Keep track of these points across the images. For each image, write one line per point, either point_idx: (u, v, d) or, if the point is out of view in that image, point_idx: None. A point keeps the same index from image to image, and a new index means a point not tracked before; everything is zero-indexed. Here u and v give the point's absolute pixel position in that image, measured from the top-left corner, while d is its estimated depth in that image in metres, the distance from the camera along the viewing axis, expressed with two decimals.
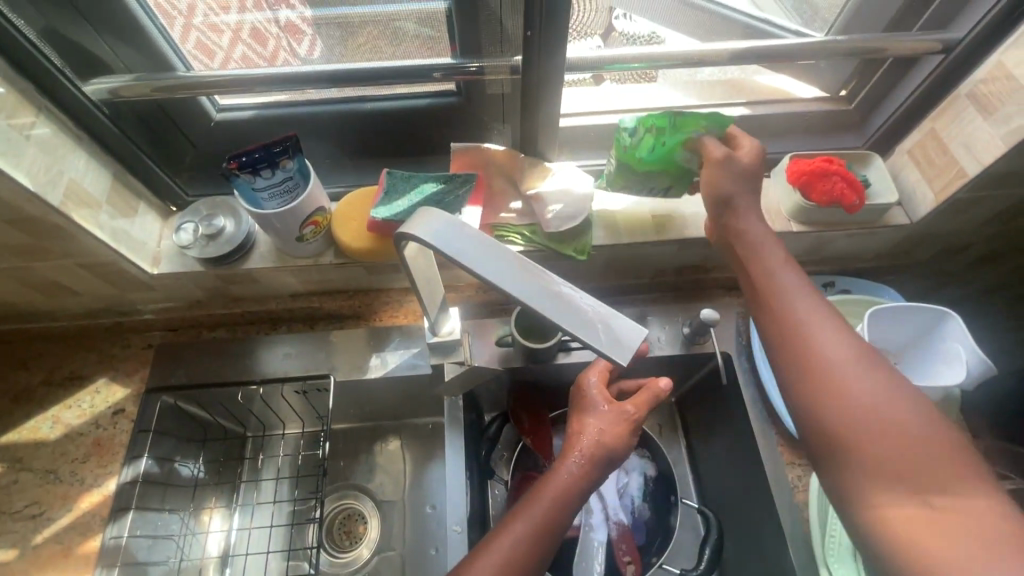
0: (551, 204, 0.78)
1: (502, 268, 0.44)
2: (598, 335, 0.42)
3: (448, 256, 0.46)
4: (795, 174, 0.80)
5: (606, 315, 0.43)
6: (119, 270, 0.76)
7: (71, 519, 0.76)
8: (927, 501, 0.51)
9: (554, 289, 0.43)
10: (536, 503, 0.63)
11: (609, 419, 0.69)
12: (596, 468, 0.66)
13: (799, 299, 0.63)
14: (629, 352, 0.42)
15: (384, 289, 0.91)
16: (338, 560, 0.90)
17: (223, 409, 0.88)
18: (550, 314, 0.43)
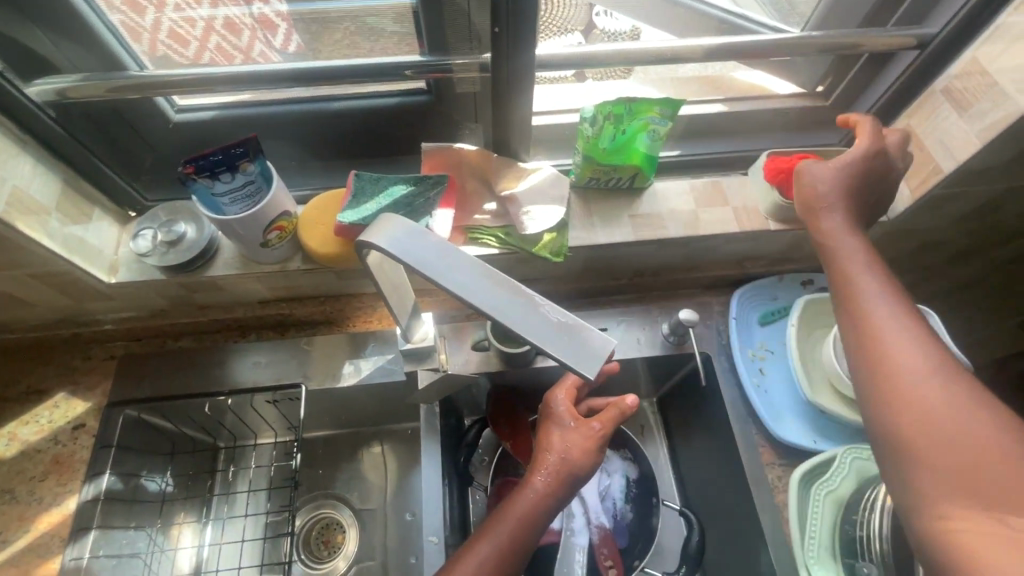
0: (525, 205, 0.77)
1: (465, 277, 0.42)
2: (568, 348, 0.40)
3: (408, 265, 0.44)
4: (773, 171, 0.79)
5: (574, 325, 0.41)
6: (74, 280, 0.72)
7: (28, 541, 0.72)
8: (1003, 518, 0.44)
9: (522, 296, 0.42)
10: (502, 523, 0.63)
11: (575, 435, 0.68)
12: (564, 486, 0.66)
13: (887, 316, 0.58)
14: (596, 366, 0.40)
15: (357, 293, 0.89)
16: (315, 572, 0.88)
17: (191, 421, 0.84)
18: (513, 325, 0.41)
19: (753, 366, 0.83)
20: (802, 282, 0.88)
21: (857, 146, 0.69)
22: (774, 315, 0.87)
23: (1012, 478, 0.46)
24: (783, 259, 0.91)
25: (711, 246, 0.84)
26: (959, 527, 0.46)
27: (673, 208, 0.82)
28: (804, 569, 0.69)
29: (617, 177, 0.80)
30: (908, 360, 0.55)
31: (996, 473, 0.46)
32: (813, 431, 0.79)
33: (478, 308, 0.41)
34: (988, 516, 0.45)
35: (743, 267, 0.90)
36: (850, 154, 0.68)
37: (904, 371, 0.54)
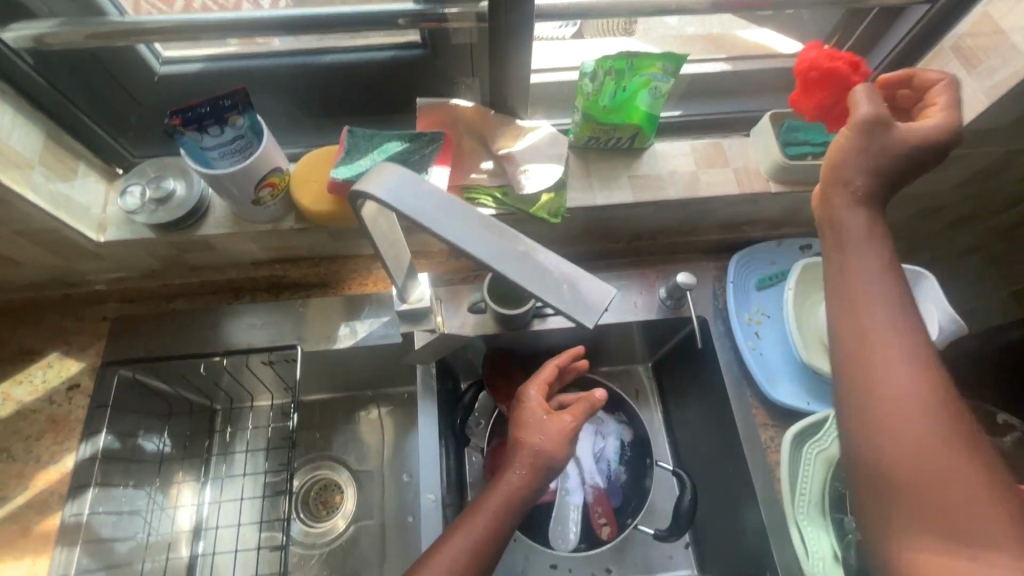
0: (523, 163, 0.75)
1: (467, 230, 0.41)
2: (569, 297, 0.40)
3: (403, 214, 0.42)
4: (806, 64, 0.63)
5: (574, 274, 0.41)
6: (62, 237, 0.71)
7: (28, 498, 0.73)
8: (960, 551, 0.45)
9: (521, 247, 0.41)
10: (478, 516, 0.62)
11: (551, 427, 0.67)
12: (542, 477, 0.65)
13: (889, 325, 0.52)
14: (596, 315, 0.40)
15: (352, 255, 0.88)
16: (314, 530, 0.89)
17: (187, 382, 0.84)
18: (515, 276, 0.40)
19: (749, 330, 0.83)
20: (800, 246, 0.88)
21: (932, 123, 0.55)
22: (772, 280, 0.87)
23: (975, 512, 0.46)
24: (783, 223, 0.90)
25: (711, 209, 0.83)
26: (915, 553, 0.47)
27: (673, 169, 0.81)
28: (795, 526, 0.69)
29: (617, 137, 0.78)
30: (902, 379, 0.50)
31: (964, 511, 0.46)
32: (807, 393, 0.79)
33: (481, 258, 0.41)
34: (945, 550, 0.46)
35: (742, 231, 0.89)
36: (916, 132, 0.55)
37: (895, 391, 0.50)
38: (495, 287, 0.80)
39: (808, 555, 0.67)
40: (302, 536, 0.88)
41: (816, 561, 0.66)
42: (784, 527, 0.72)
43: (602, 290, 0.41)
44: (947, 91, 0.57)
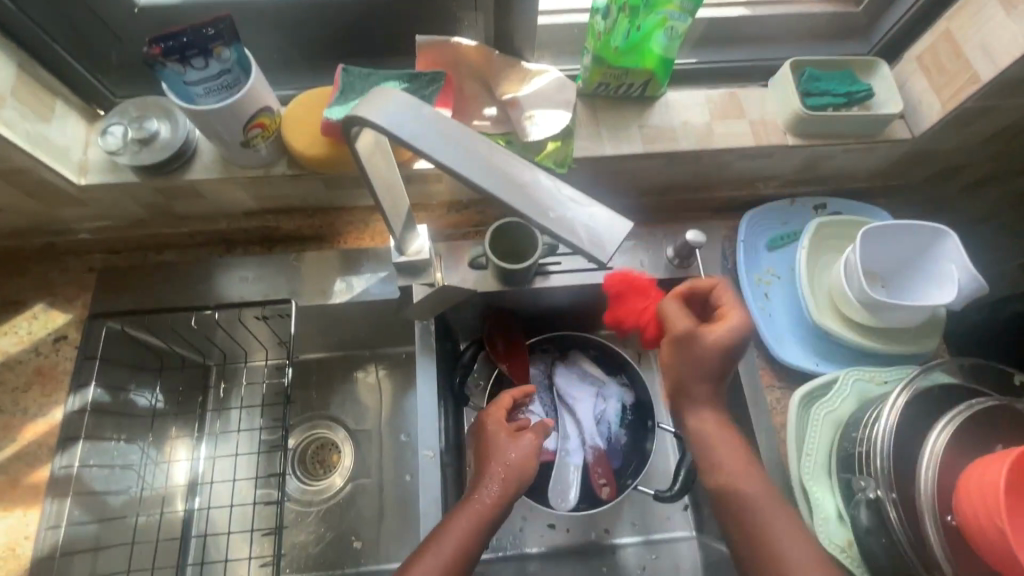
0: (528, 109, 0.71)
1: (477, 162, 0.39)
2: (585, 233, 0.37)
3: (405, 143, 0.39)
4: (619, 281, 0.78)
5: (590, 207, 0.38)
6: (39, 179, 0.67)
7: (16, 450, 0.71)
8: None
9: (531, 178, 0.39)
10: (449, 533, 0.61)
11: (517, 446, 0.68)
12: (512, 492, 0.65)
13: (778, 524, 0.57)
14: (614, 248, 0.37)
15: (347, 207, 0.84)
16: (311, 488, 0.88)
17: (179, 336, 0.82)
18: (529, 211, 0.38)
19: (758, 291, 0.80)
20: (815, 205, 0.84)
21: (728, 321, 0.62)
22: (784, 239, 0.83)
23: None
24: (798, 181, 0.86)
25: (724, 162, 0.79)
26: None
27: (686, 120, 0.77)
28: (800, 487, 0.67)
29: (628, 83, 0.74)
30: (772, 515, 0.58)
31: None
32: (816, 353, 0.77)
33: (494, 190, 0.38)
34: None
35: (756, 188, 0.86)
36: (692, 340, 0.62)
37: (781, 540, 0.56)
38: (495, 239, 0.75)
39: (813, 515, 0.66)
40: (298, 494, 0.87)
41: (819, 522, 0.65)
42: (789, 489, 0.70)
43: (621, 223, 0.38)
44: (725, 293, 0.65)
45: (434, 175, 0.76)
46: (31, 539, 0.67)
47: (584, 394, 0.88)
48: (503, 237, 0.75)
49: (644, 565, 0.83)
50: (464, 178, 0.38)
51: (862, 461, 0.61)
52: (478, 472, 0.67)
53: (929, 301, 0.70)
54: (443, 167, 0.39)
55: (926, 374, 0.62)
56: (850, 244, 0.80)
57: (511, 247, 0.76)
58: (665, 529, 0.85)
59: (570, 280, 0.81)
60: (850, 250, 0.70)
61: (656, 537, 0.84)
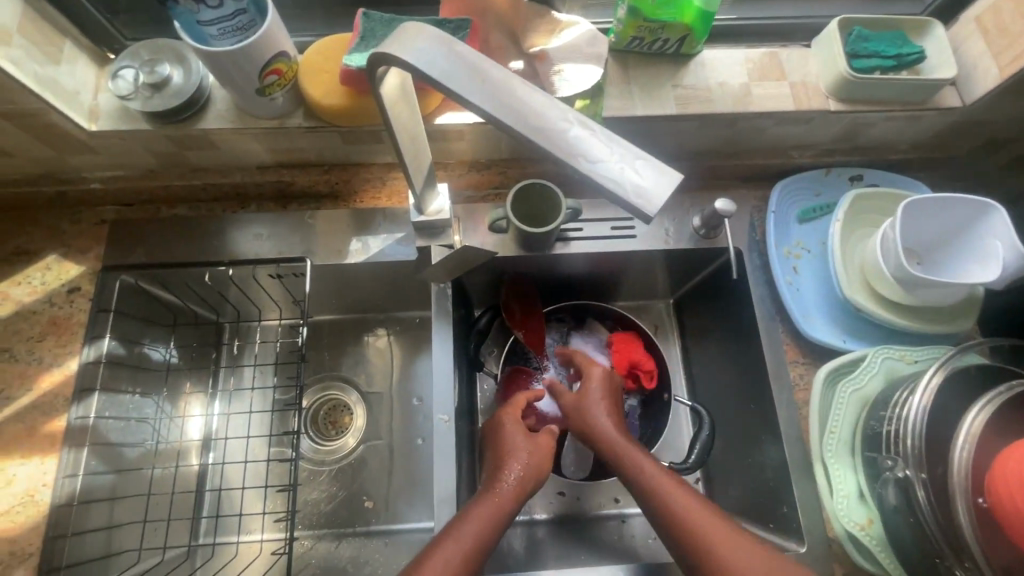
0: (558, 63, 0.67)
1: (513, 106, 0.38)
2: (630, 182, 0.36)
3: (436, 83, 0.38)
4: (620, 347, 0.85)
5: (635, 153, 0.37)
6: (49, 124, 0.65)
7: (33, 399, 0.71)
8: None
9: (570, 124, 0.37)
10: (471, 520, 0.59)
11: (537, 448, 0.68)
12: (531, 487, 0.65)
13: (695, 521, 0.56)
14: (662, 201, 0.36)
15: (364, 163, 0.81)
16: (324, 448, 0.88)
17: (191, 292, 0.80)
18: (568, 160, 0.37)
19: (787, 264, 0.77)
20: (851, 176, 0.81)
21: (592, 375, 0.74)
22: (817, 211, 0.80)
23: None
24: (834, 150, 0.82)
25: (760, 128, 0.75)
26: None
27: (723, 80, 0.73)
28: (820, 462, 0.67)
29: (663, 39, 0.70)
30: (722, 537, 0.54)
31: None
32: (843, 330, 0.75)
33: (533, 135, 0.37)
34: None
35: (789, 156, 0.82)
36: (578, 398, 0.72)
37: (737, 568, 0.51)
38: (515, 202, 0.72)
39: (833, 492, 0.64)
40: (311, 454, 0.87)
41: (840, 500, 0.64)
42: (808, 467, 0.69)
43: (668, 173, 0.37)
44: (579, 354, 0.78)
45: (455, 132, 0.73)
46: (49, 486, 0.67)
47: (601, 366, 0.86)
48: (523, 201, 0.72)
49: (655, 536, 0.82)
50: (503, 124, 0.38)
51: (891, 441, 0.60)
52: (498, 465, 0.66)
53: (968, 279, 0.67)
54: (480, 111, 0.38)
55: (964, 352, 0.60)
56: (886, 217, 0.76)
57: (530, 211, 0.73)
58: None
59: (592, 247, 0.79)
60: (889, 224, 0.67)
61: None
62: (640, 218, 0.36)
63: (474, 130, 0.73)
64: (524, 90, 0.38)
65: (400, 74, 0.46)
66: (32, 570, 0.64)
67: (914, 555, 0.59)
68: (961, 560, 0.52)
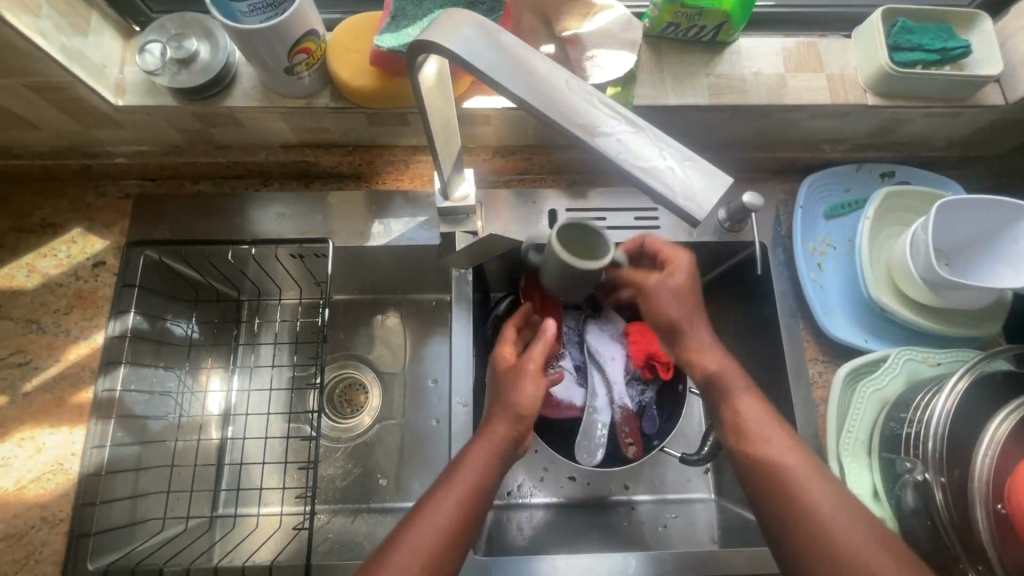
0: (590, 49, 0.65)
1: (561, 97, 0.37)
2: (680, 183, 0.36)
3: (477, 72, 0.38)
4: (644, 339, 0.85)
5: (684, 153, 0.37)
6: (77, 97, 0.65)
7: (60, 370, 0.72)
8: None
9: (621, 119, 0.37)
10: (455, 487, 0.57)
11: (524, 381, 0.61)
12: (523, 431, 0.60)
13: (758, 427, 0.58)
14: (710, 205, 0.36)
15: (387, 145, 0.80)
16: (341, 426, 0.89)
17: (212, 269, 0.81)
18: (615, 159, 0.36)
19: (812, 261, 0.76)
20: (882, 173, 0.79)
21: (676, 267, 0.66)
22: (846, 207, 0.78)
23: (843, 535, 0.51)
24: (866, 145, 0.80)
25: (793, 121, 0.74)
26: None
27: (758, 70, 0.71)
28: (835, 460, 0.66)
29: (700, 26, 0.68)
30: (819, 492, 0.53)
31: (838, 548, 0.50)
32: (865, 330, 0.74)
33: (581, 130, 0.37)
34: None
35: (821, 151, 0.80)
36: (671, 283, 0.65)
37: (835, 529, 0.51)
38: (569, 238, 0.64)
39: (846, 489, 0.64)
40: (328, 431, 0.88)
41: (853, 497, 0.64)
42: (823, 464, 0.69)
43: (719, 177, 0.37)
44: (652, 242, 0.69)
45: (482, 116, 0.72)
46: (78, 456, 0.69)
47: (615, 354, 0.85)
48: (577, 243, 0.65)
49: (663, 523, 0.83)
50: (550, 117, 0.37)
51: (910, 442, 0.60)
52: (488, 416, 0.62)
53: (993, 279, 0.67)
54: (526, 105, 0.37)
55: (992, 359, 0.58)
56: (918, 217, 0.75)
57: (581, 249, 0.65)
58: (681, 490, 0.85)
59: (616, 237, 0.78)
60: (922, 224, 0.66)
61: (671, 497, 0.85)
62: (687, 221, 0.36)
63: (501, 115, 0.72)
64: (573, 83, 0.38)
65: (439, 61, 0.45)
66: (63, 535, 0.66)
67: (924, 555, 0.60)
68: (975, 564, 0.53)
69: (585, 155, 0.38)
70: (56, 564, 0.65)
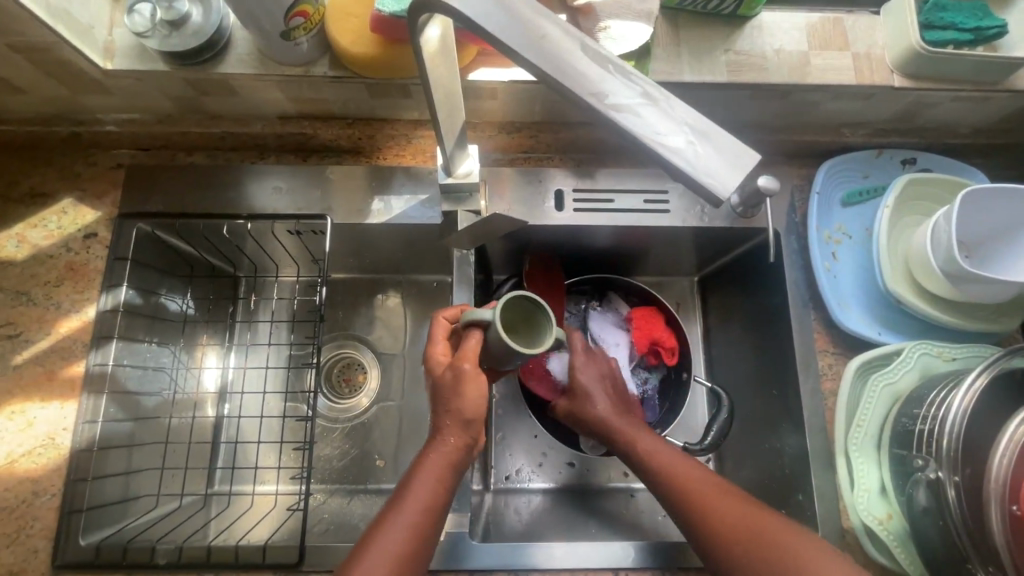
0: (604, 20, 0.62)
1: (577, 67, 0.35)
2: (702, 162, 0.34)
3: (490, 35, 0.35)
4: (643, 328, 0.82)
5: (706, 130, 0.35)
6: (64, 59, 0.62)
7: (51, 343, 0.70)
8: None
9: (641, 91, 0.35)
10: (401, 513, 0.52)
11: (467, 385, 0.53)
12: (473, 433, 0.55)
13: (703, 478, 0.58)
14: (736, 182, 0.34)
15: (389, 118, 0.77)
16: (338, 407, 0.87)
17: (208, 244, 0.78)
18: (635, 133, 0.34)
19: (826, 250, 0.74)
20: (903, 160, 0.76)
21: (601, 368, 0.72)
22: (864, 195, 0.75)
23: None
24: (889, 130, 0.77)
25: (814, 102, 0.70)
26: None
27: (779, 46, 0.67)
28: (842, 456, 0.66)
29: None
30: (712, 489, 0.57)
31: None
32: (879, 323, 0.72)
33: (599, 103, 0.35)
34: None
35: (841, 135, 0.77)
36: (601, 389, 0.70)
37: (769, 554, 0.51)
38: (506, 305, 0.55)
39: (854, 487, 0.64)
40: (325, 411, 0.87)
41: (860, 494, 0.63)
42: (830, 458, 0.67)
43: (747, 155, 0.35)
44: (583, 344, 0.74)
45: (488, 90, 0.69)
46: (69, 431, 0.68)
47: (621, 340, 0.84)
48: (518, 303, 0.57)
49: (663, 513, 0.82)
50: (564, 88, 0.35)
51: (922, 439, 0.59)
52: (433, 428, 0.55)
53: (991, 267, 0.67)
54: (540, 73, 0.35)
55: (1010, 356, 0.55)
56: (940, 206, 0.72)
57: (524, 337, 0.58)
58: None
59: (622, 221, 0.75)
60: (945, 212, 0.63)
61: None
62: (710, 200, 0.34)
63: (508, 89, 0.69)
64: (590, 52, 0.35)
65: (442, 22, 0.42)
66: (54, 510, 0.65)
67: (933, 555, 0.59)
68: (985, 564, 0.51)
69: (602, 127, 0.36)
70: (48, 539, 0.65)
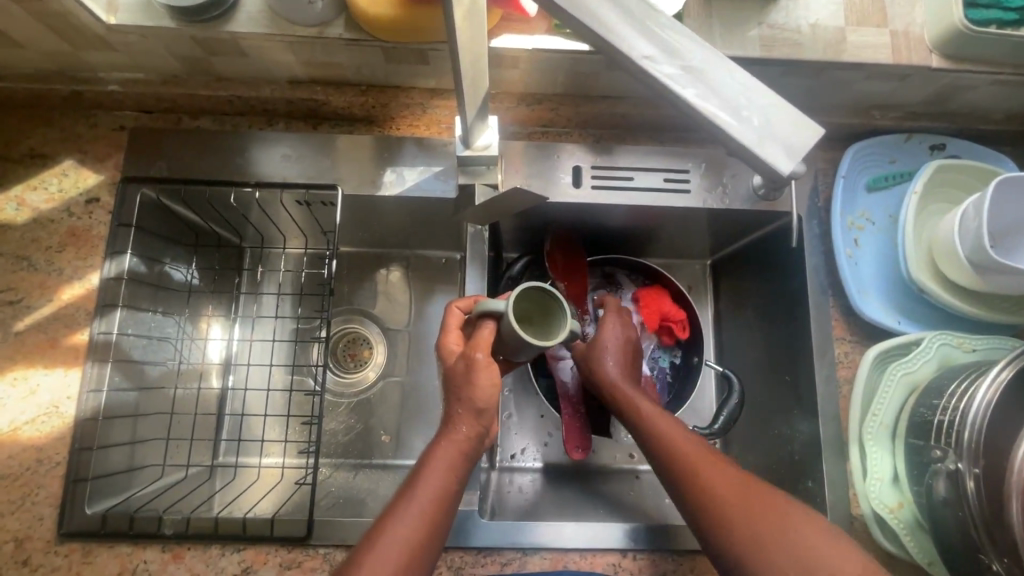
0: None
1: (636, 34, 0.36)
2: (757, 137, 0.39)
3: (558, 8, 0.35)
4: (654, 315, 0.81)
5: (761, 103, 0.38)
6: (65, 10, 0.59)
7: (54, 310, 0.69)
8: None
9: (703, 66, 0.38)
10: (411, 501, 0.50)
11: (478, 373, 0.52)
12: (488, 423, 0.54)
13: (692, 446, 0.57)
14: (796, 157, 0.39)
15: (402, 86, 0.74)
16: (343, 381, 0.86)
17: (214, 212, 0.76)
18: (701, 108, 0.38)
19: (848, 236, 0.72)
20: (932, 145, 0.74)
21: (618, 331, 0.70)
22: (890, 179, 0.74)
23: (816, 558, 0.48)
24: (919, 113, 0.74)
25: (846, 82, 0.68)
26: None
27: (815, 21, 0.64)
28: (857, 444, 0.66)
29: None
30: (712, 469, 0.55)
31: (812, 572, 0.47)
32: (897, 311, 0.71)
33: (665, 80, 0.38)
34: None
35: (869, 117, 0.74)
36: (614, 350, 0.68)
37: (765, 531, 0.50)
38: (518, 297, 0.54)
39: (867, 475, 0.65)
40: (332, 386, 0.86)
41: (873, 483, 0.64)
42: (841, 446, 0.67)
43: (807, 129, 0.39)
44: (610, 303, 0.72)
45: (509, 59, 0.66)
46: (73, 400, 0.66)
47: None
48: (532, 294, 0.56)
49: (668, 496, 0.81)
50: (631, 65, 0.37)
51: (942, 431, 0.58)
52: (445, 416, 0.54)
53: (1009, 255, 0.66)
54: (608, 49, 0.36)
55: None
56: (968, 195, 0.70)
57: (540, 327, 0.57)
58: None
59: (642, 200, 0.73)
60: (972, 197, 0.62)
61: None
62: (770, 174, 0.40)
63: (531, 58, 0.66)
64: (645, 19, 0.37)
65: None
66: (59, 478, 0.65)
67: (944, 545, 0.59)
68: (1001, 557, 0.51)
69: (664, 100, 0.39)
70: (53, 507, 0.64)
